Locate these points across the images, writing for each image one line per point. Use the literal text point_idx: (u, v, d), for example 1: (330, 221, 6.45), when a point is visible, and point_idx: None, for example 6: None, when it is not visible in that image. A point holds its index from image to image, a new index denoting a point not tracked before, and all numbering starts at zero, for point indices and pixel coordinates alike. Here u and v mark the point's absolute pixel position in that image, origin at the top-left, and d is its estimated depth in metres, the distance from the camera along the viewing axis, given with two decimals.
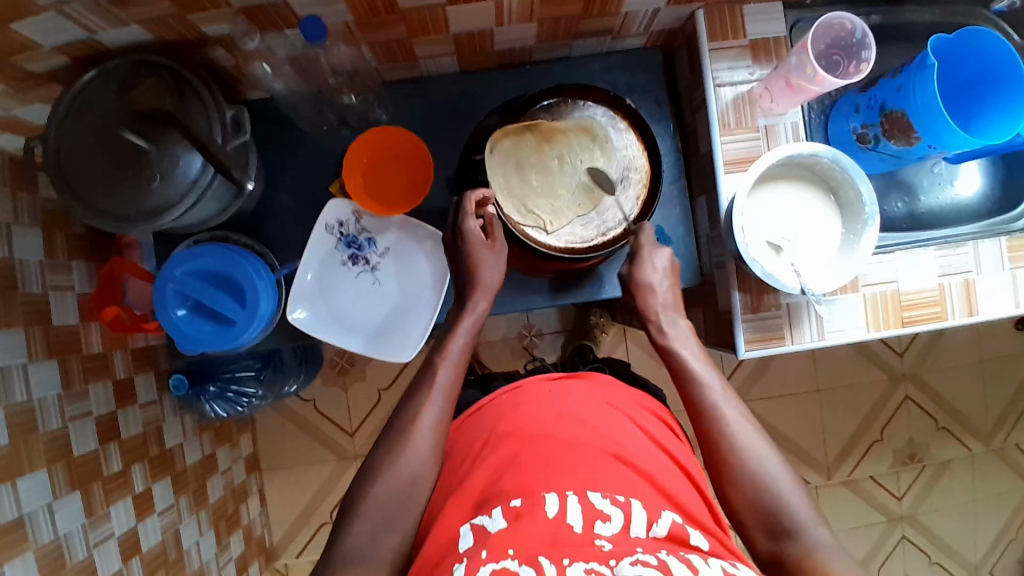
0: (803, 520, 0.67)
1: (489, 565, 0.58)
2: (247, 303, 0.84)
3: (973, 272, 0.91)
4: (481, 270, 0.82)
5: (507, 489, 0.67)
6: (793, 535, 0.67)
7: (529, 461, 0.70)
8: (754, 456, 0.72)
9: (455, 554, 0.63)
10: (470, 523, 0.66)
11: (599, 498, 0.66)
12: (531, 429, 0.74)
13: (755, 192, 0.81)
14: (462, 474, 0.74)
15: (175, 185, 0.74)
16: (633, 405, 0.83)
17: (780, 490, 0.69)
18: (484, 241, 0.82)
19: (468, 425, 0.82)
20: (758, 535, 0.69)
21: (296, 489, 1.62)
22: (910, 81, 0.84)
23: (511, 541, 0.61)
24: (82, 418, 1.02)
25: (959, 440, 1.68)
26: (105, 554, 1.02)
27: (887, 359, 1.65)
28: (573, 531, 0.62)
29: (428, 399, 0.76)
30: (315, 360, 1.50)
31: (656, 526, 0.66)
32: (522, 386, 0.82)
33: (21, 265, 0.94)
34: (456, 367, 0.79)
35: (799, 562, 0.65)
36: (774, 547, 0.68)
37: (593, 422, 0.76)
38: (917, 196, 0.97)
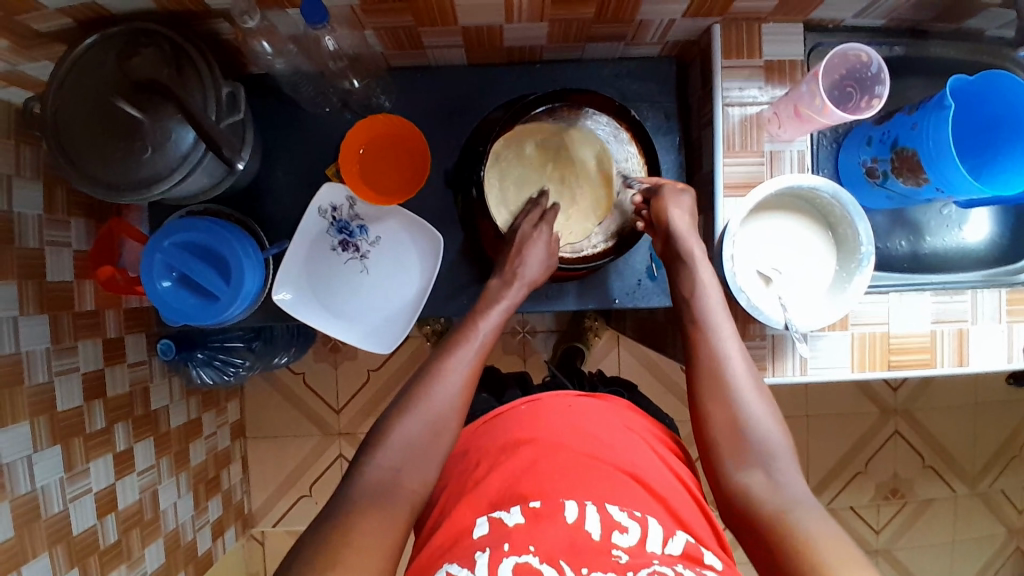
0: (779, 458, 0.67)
1: (511, 559, 0.61)
2: (232, 280, 0.84)
3: (969, 322, 0.90)
4: (528, 263, 0.81)
5: (524, 491, 0.68)
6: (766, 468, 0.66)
7: (548, 469, 0.70)
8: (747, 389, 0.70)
9: (470, 541, 0.65)
10: (488, 515, 0.67)
11: (618, 511, 0.67)
12: (547, 439, 0.74)
13: (750, 220, 0.79)
14: (477, 475, 0.73)
15: (167, 158, 0.74)
16: (643, 425, 0.82)
17: (763, 425, 0.68)
18: (546, 241, 0.82)
19: (483, 430, 0.79)
20: (731, 456, 0.68)
21: (279, 459, 1.64)
22: (926, 120, 0.82)
23: (531, 539, 0.63)
24: (69, 373, 1.03)
25: (945, 480, 1.66)
26: (80, 509, 1.04)
27: (880, 392, 1.63)
28: (591, 538, 0.64)
29: (451, 364, 0.72)
30: (308, 335, 1.50)
31: (671, 543, 0.66)
32: (541, 400, 0.80)
33: (19, 218, 0.95)
34: (482, 347, 0.74)
35: (764, 495, 0.64)
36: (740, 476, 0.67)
37: (610, 439, 0.75)
38: (923, 235, 0.95)
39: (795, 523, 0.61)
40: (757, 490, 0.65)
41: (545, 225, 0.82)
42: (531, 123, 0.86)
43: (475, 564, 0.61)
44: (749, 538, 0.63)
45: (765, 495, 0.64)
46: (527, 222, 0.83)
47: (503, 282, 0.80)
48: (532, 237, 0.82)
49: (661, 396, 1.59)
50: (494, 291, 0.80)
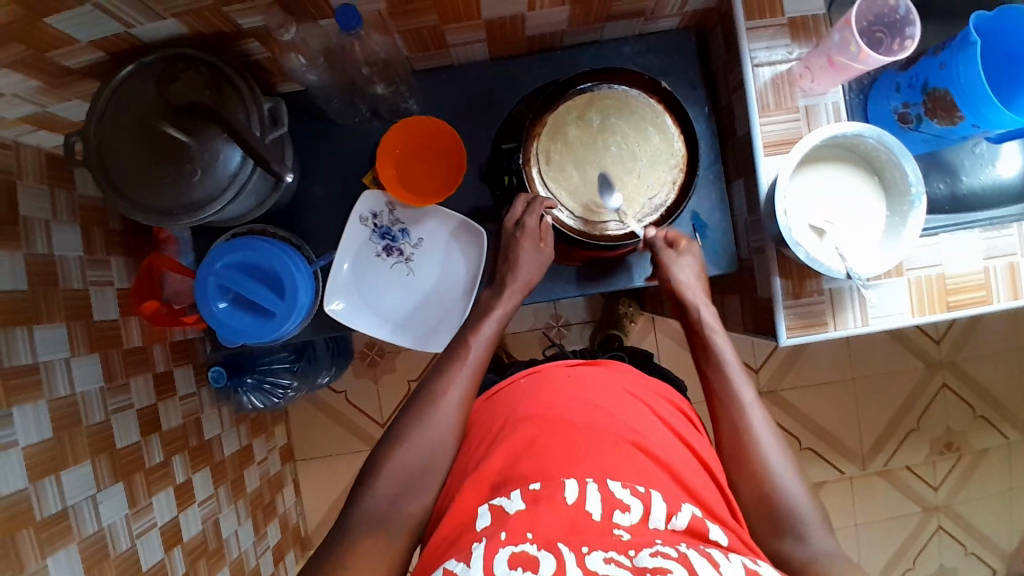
0: (809, 524, 0.68)
1: (508, 548, 0.58)
2: (286, 294, 0.85)
3: (1019, 255, 0.90)
4: (518, 267, 0.83)
5: (526, 473, 0.67)
6: (796, 536, 0.68)
7: (548, 446, 0.69)
8: (768, 454, 0.72)
9: (472, 533, 0.63)
10: (488, 503, 0.66)
11: (620, 488, 0.65)
12: (555, 415, 0.73)
13: (798, 174, 0.79)
14: (478, 455, 0.73)
15: (216, 179, 0.75)
16: (653, 395, 0.81)
17: (791, 490, 0.70)
18: (534, 240, 0.83)
19: (487, 409, 0.80)
20: (762, 529, 0.70)
21: (328, 480, 1.64)
22: (953, 60, 0.82)
23: (531, 526, 0.61)
24: (124, 410, 1.04)
25: (998, 428, 1.64)
26: (147, 544, 1.03)
27: (924, 346, 1.61)
28: (592, 519, 0.62)
29: (458, 370, 0.76)
30: (346, 352, 1.51)
31: (675, 519, 0.64)
32: (542, 370, 0.81)
33: (62, 261, 0.96)
34: (475, 367, 0.77)
35: (798, 563, 0.66)
36: (775, 545, 0.69)
37: (615, 409, 0.75)
38: (959, 176, 0.94)
39: None
40: (789, 558, 0.67)
41: (523, 221, 0.83)
42: (570, 104, 0.86)
43: (472, 557, 0.59)
44: None
45: (801, 563, 0.66)
46: (511, 219, 0.85)
47: (500, 289, 0.83)
48: (515, 238, 0.83)
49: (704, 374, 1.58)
50: (485, 301, 0.84)
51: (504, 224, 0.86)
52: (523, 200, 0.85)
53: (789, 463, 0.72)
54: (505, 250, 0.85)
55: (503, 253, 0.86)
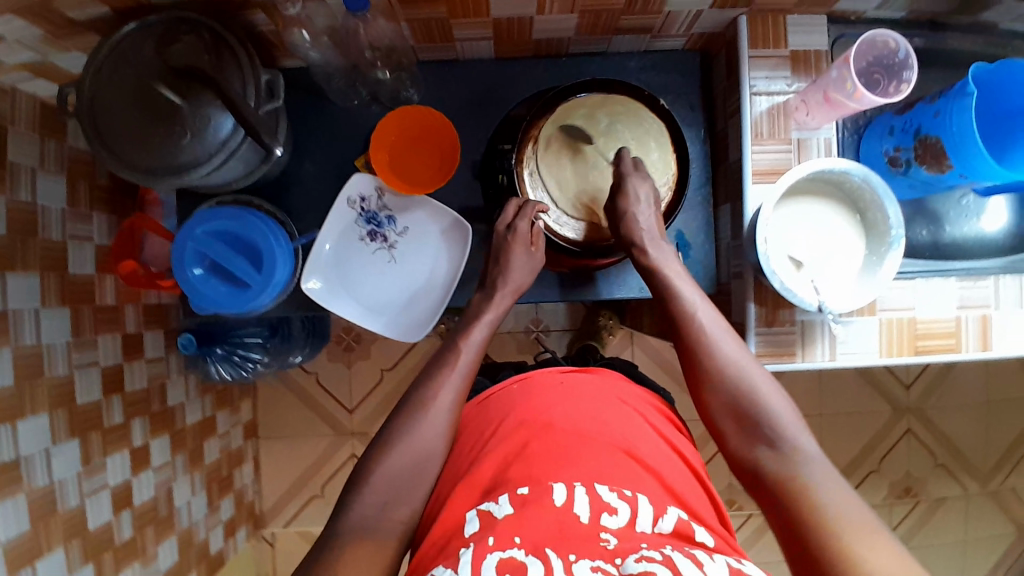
0: (781, 427, 0.68)
1: (495, 554, 0.57)
2: (264, 268, 0.84)
3: (992, 307, 0.91)
4: (510, 271, 0.85)
5: (514, 477, 0.66)
6: (771, 439, 0.68)
7: (538, 451, 0.68)
8: (737, 367, 0.73)
9: (460, 539, 0.61)
10: (476, 509, 0.65)
11: (607, 491, 0.64)
12: (543, 420, 0.72)
13: (784, 204, 0.80)
14: (468, 461, 0.72)
15: (205, 144, 0.74)
16: (644, 403, 0.81)
17: (763, 397, 0.71)
18: (526, 244, 0.85)
19: (480, 412, 0.79)
20: (737, 436, 0.71)
21: (290, 460, 1.63)
22: (948, 107, 0.83)
23: (518, 530, 0.60)
24: (88, 367, 1.02)
25: (957, 478, 1.66)
26: (96, 504, 1.02)
27: (893, 390, 1.63)
28: (579, 523, 0.61)
29: (447, 377, 0.76)
30: (321, 333, 1.50)
31: (662, 521, 0.64)
32: (532, 377, 0.81)
33: (43, 211, 0.95)
34: (465, 378, 0.77)
35: (773, 466, 0.66)
36: (749, 449, 0.69)
37: (605, 416, 0.74)
38: (942, 225, 0.96)
39: (804, 486, 0.62)
40: (764, 462, 0.67)
41: (516, 224, 0.84)
42: (574, 105, 0.86)
43: (459, 563, 0.57)
44: (765, 510, 0.65)
45: (775, 466, 0.66)
46: (502, 223, 0.86)
47: (491, 292, 0.85)
48: (506, 241, 0.85)
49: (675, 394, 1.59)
50: (476, 305, 0.85)
51: (495, 228, 0.87)
52: (515, 202, 0.86)
53: (759, 374, 0.73)
54: (495, 253, 0.86)
55: (495, 256, 0.87)
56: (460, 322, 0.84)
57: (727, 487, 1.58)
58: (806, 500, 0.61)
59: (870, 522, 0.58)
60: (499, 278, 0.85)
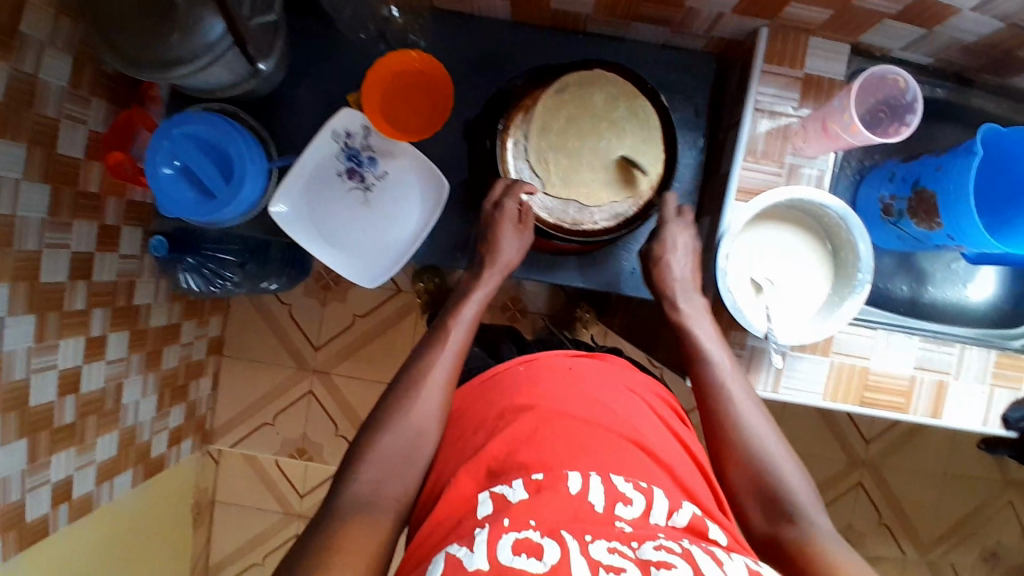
0: (805, 507, 0.66)
1: (511, 534, 0.54)
2: (233, 183, 0.84)
3: (950, 375, 0.89)
4: (498, 248, 0.82)
5: (525, 461, 0.63)
6: (794, 519, 0.65)
7: (550, 436, 0.65)
8: (761, 438, 0.71)
9: (473, 520, 0.59)
10: (489, 491, 0.62)
11: (622, 482, 0.61)
12: (550, 407, 0.69)
13: (752, 226, 0.78)
14: (475, 442, 0.69)
15: (191, 44, 0.73)
16: (651, 394, 0.79)
17: (786, 476, 0.68)
18: (515, 222, 0.83)
19: (482, 392, 0.76)
20: (758, 515, 0.67)
21: (247, 383, 1.65)
22: (951, 164, 0.81)
23: (533, 512, 0.57)
24: (58, 248, 1.02)
25: (897, 541, 1.65)
26: (42, 382, 1.03)
27: (852, 442, 1.62)
28: (594, 510, 0.58)
29: (441, 353, 0.74)
30: (302, 267, 1.50)
31: (676, 515, 0.61)
32: (539, 360, 0.78)
33: (43, 85, 0.93)
34: (458, 354, 0.76)
35: (796, 546, 0.63)
36: (771, 528, 0.66)
37: (614, 407, 0.71)
38: (926, 284, 0.95)
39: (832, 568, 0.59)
40: (789, 542, 0.64)
41: (506, 202, 0.82)
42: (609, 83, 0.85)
43: (474, 542, 0.54)
44: None
45: (798, 546, 0.63)
46: (492, 200, 0.84)
47: (480, 269, 0.83)
48: (494, 219, 0.82)
49: None
50: (463, 284, 0.83)
51: (483, 207, 0.85)
52: (504, 182, 0.84)
53: (782, 449, 0.71)
54: (482, 229, 0.84)
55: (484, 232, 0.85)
56: (449, 301, 0.82)
57: None
58: None
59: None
60: (488, 256, 0.83)
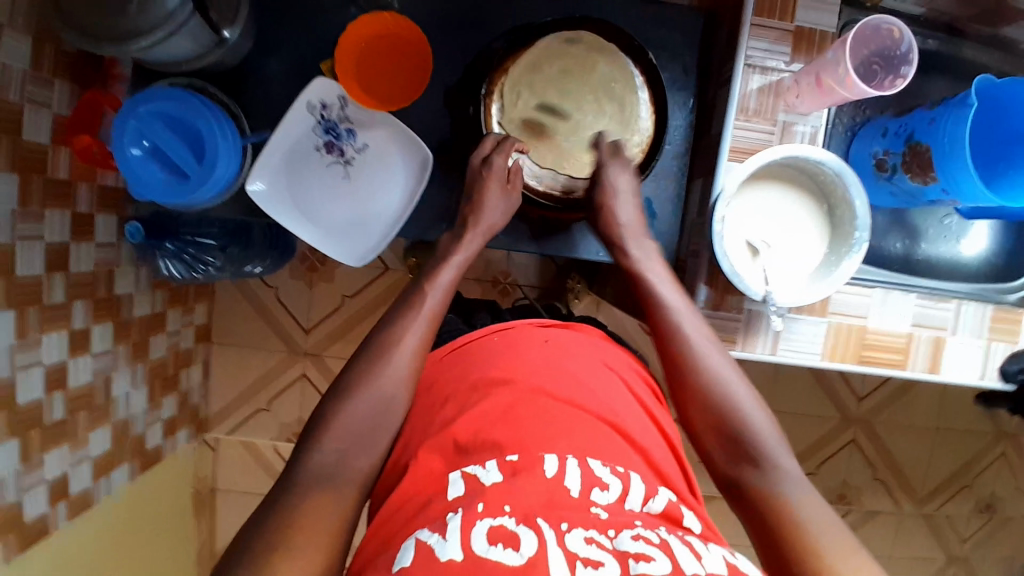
0: (767, 446, 0.65)
1: (485, 522, 0.53)
2: (206, 162, 0.81)
3: (947, 331, 0.89)
4: (482, 210, 0.80)
5: (501, 441, 0.62)
6: (755, 459, 0.65)
7: (525, 414, 0.64)
8: (721, 377, 0.70)
9: (443, 503, 0.57)
10: (461, 471, 0.61)
11: (600, 466, 0.61)
12: (527, 382, 0.68)
13: (747, 187, 0.76)
14: (444, 415, 0.67)
15: (151, 15, 0.69)
16: (628, 368, 0.78)
17: (747, 413, 0.67)
18: (502, 182, 0.81)
19: (454, 363, 0.74)
20: (722, 458, 0.67)
21: (239, 369, 1.62)
22: (945, 117, 0.79)
23: (507, 497, 0.56)
24: (32, 240, 0.98)
25: (892, 494, 1.68)
26: (27, 380, 1.00)
27: (846, 400, 1.63)
28: (569, 494, 0.58)
29: (414, 320, 0.71)
30: (286, 249, 1.47)
31: (651, 502, 0.61)
32: (513, 329, 0.77)
33: (3, 69, 0.89)
34: (430, 322, 0.72)
35: (757, 490, 0.63)
36: (734, 470, 0.66)
37: (592, 385, 0.70)
38: (919, 241, 0.93)
39: (791, 514, 0.59)
40: (749, 486, 0.63)
41: (495, 157, 0.80)
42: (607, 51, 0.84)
43: (446, 529, 0.53)
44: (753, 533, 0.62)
45: (760, 490, 0.63)
46: (478, 154, 0.82)
47: (461, 232, 0.80)
48: (481, 175, 0.80)
49: None
50: (444, 245, 0.80)
51: (470, 161, 0.82)
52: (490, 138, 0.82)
53: (743, 386, 0.69)
54: (468, 188, 0.82)
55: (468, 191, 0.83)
56: (429, 265, 0.78)
57: None
58: (793, 529, 0.58)
59: (849, 556, 0.56)
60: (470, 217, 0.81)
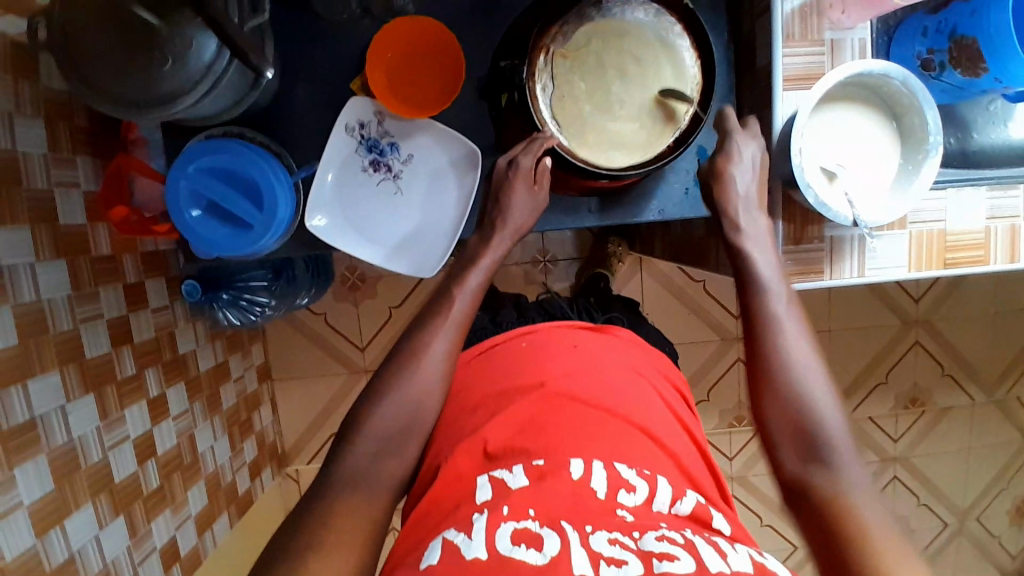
0: (843, 454, 0.61)
1: (510, 524, 0.55)
2: (265, 206, 0.80)
3: (1020, 217, 0.87)
4: (509, 211, 0.78)
5: (529, 446, 0.63)
6: (829, 466, 0.61)
7: (551, 422, 0.65)
8: (806, 375, 0.65)
9: (471, 506, 0.59)
10: (489, 475, 0.62)
11: (626, 468, 0.62)
12: (557, 387, 0.68)
13: (816, 112, 0.76)
14: (475, 421, 0.68)
15: (188, 71, 0.68)
16: (654, 372, 0.78)
17: (826, 416, 0.63)
18: (529, 181, 0.79)
19: (478, 369, 0.76)
20: (792, 455, 0.63)
21: (307, 398, 1.64)
22: (987, 7, 0.77)
23: (532, 501, 0.57)
24: (93, 321, 0.97)
25: (963, 387, 1.68)
26: (120, 456, 1.01)
27: (903, 304, 1.63)
28: (595, 497, 0.59)
29: (441, 327, 0.70)
30: (325, 274, 1.47)
31: (679, 504, 0.61)
32: (540, 333, 0.78)
33: (25, 158, 0.85)
34: (460, 327, 0.71)
35: (825, 496, 0.59)
36: (802, 472, 0.62)
37: (625, 389, 0.71)
38: (969, 133, 0.90)
39: (860, 531, 0.56)
40: (817, 490, 0.60)
41: (521, 157, 0.79)
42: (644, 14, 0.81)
43: (472, 530, 0.55)
44: (810, 541, 0.59)
45: (829, 495, 0.59)
46: (506, 159, 0.80)
47: (489, 234, 0.78)
48: (508, 177, 0.79)
49: (686, 319, 1.56)
50: (472, 248, 0.78)
51: (497, 164, 0.81)
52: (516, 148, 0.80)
53: (826, 387, 0.65)
54: (494, 191, 0.80)
55: (494, 194, 0.81)
56: (460, 263, 0.77)
57: (736, 405, 1.59)
58: (857, 545, 0.55)
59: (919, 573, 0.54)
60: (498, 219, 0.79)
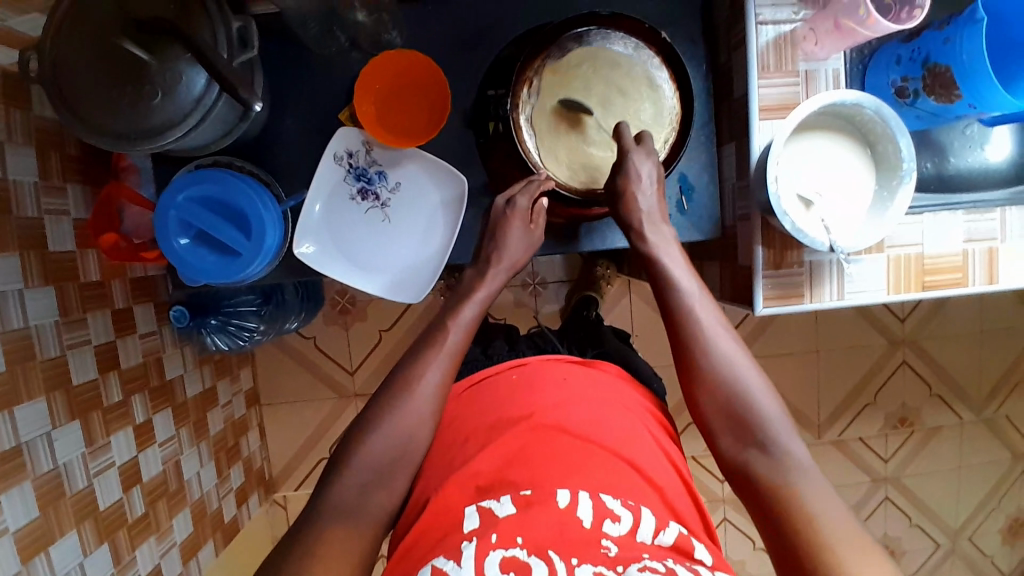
0: (774, 433, 0.67)
1: (499, 552, 0.56)
2: (253, 234, 0.81)
3: (998, 240, 0.89)
4: (505, 247, 0.80)
5: (516, 477, 0.63)
6: (763, 445, 0.66)
7: (538, 453, 0.65)
8: (732, 367, 0.70)
9: (459, 534, 0.59)
10: (476, 505, 0.62)
11: (612, 498, 0.62)
12: (545, 420, 0.69)
13: (792, 141, 0.78)
14: (465, 452, 0.69)
15: (177, 104, 0.69)
16: (639, 407, 0.76)
17: (755, 398, 0.68)
18: (525, 221, 0.81)
19: (469, 402, 0.75)
20: (729, 442, 0.68)
21: (296, 423, 1.63)
22: (959, 34, 0.80)
23: (519, 530, 0.58)
24: (81, 347, 0.96)
25: (950, 406, 1.69)
26: (106, 483, 1.00)
27: (888, 324, 1.65)
28: (581, 526, 0.59)
29: (434, 357, 0.70)
30: (315, 298, 1.47)
31: (663, 534, 0.62)
32: (531, 365, 0.77)
33: (15, 186, 0.86)
34: (451, 358, 0.71)
35: (766, 476, 0.64)
36: (741, 454, 0.67)
37: (611, 422, 0.71)
38: (946, 157, 0.91)
39: (803, 509, 0.61)
40: (756, 471, 0.65)
41: (518, 198, 0.80)
42: (620, 43, 0.83)
43: (461, 557, 0.56)
44: (757, 519, 0.64)
45: (769, 475, 0.64)
46: (503, 198, 0.82)
47: (484, 268, 0.79)
48: (505, 215, 0.81)
49: None
50: (468, 280, 0.79)
51: (494, 203, 0.83)
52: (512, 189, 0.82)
53: (752, 372, 0.70)
54: (490, 227, 0.82)
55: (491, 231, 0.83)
56: (455, 296, 0.78)
57: None
58: (804, 523, 0.60)
59: (858, 540, 0.58)
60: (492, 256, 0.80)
